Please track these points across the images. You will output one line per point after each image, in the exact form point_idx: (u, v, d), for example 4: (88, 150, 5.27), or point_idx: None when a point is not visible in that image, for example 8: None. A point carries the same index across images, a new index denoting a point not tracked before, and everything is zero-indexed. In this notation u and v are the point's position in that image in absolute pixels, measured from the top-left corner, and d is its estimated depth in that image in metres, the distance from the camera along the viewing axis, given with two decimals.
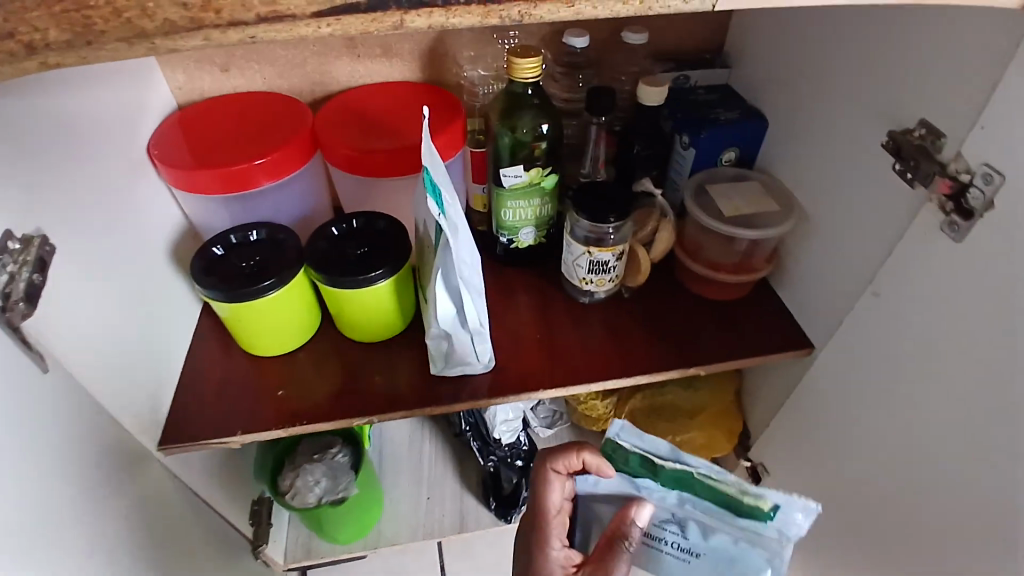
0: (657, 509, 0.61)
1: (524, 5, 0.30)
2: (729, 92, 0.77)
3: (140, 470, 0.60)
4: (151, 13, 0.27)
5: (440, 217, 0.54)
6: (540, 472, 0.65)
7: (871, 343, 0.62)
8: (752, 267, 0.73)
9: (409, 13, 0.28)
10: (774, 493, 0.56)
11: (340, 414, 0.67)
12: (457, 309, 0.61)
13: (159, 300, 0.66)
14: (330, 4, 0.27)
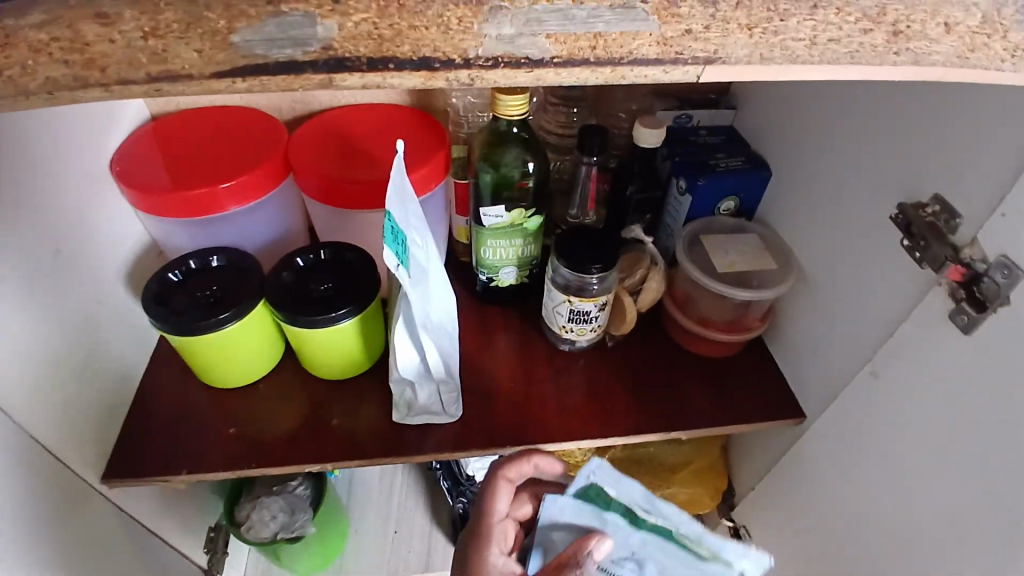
0: (617, 546, 0.54)
1: (474, 69, 0.26)
2: (733, 135, 0.74)
3: (82, 514, 0.55)
4: (32, 70, 0.24)
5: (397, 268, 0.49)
6: (488, 482, 0.59)
7: (868, 421, 0.57)
8: (744, 326, 0.68)
9: (335, 75, 0.25)
10: (735, 548, 0.53)
11: (295, 458, 0.61)
12: (420, 354, 0.59)
13: (113, 323, 0.62)
14: (231, 64, 0.25)
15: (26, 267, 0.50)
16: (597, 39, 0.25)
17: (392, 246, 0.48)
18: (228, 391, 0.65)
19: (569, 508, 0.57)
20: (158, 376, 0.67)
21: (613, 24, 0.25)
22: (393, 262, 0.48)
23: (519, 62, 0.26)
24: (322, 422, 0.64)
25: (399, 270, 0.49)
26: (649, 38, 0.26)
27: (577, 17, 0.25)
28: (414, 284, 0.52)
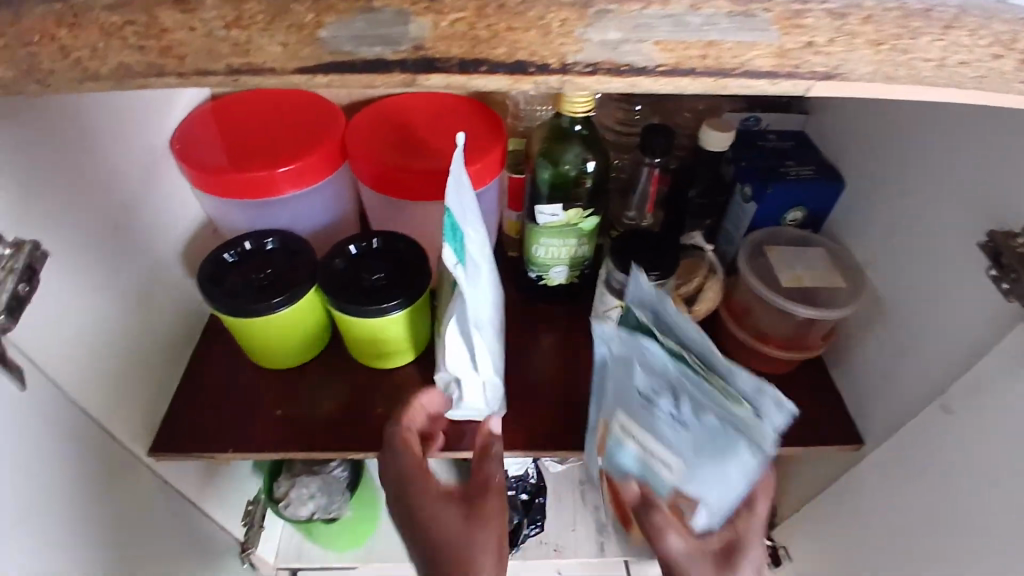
0: (650, 372, 0.51)
1: (563, 75, 0.26)
2: (804, 141, 0.70)
3: (128, 486, 0.56)
4: (103, 54, 0.25)
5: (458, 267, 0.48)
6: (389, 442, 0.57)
7: (935, 456, 0.54)
8: (803, 345, 0.66)
9: (418, 76, 0.26)
10: (744, 380, 0.44)
11: (338, 446, 0.61)
12: (471, 363, 0.55)
13: (166, 300, 0.63)
14: (316, 59, 0.25)
15: (83, 242, 0.51)
16: (709, 47, 0.25)
17: (451, 242, 0.47)
18: (275, 373, 0.66)
19: (615, 338, 0.53)
20: (208, 353, 0.68)
21: (728, 33, 0.25)
22: (452, 260, 0.47)
23: (619, 68, 0.26)
24: (366, 410, 0.64)
25: (459, 268, 0.48)
26: (766, 49, 0.25)
27: (691, 24, 0.25)
28: (472, 283, 0.51)
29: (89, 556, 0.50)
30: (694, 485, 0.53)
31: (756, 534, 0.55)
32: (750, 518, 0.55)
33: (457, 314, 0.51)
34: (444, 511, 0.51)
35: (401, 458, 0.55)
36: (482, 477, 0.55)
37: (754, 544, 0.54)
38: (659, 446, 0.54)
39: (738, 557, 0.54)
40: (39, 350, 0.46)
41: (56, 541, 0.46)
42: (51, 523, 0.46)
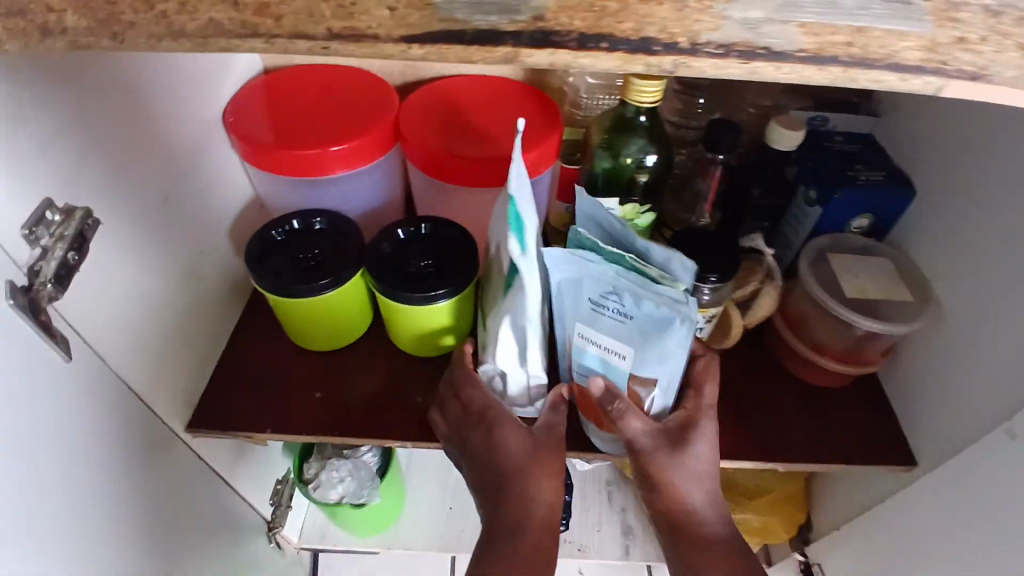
0: (595, 280, 0.50)
1: (683, 56, 0.25)
2: (872, 144, 0.67)
3: (166, 460, 0.56)
4: (192, 8, 0.25)
5: (521, 257, 0.46)
6: (450, 391, 0.58)
7: (1004, 484, 0.51)
8: (861, 360, 0.64)
9: (525, 48, 0.25)
10: (657, 251, 0.49)
11: (374, 433, 0.60)
12: (520, 359, 0.54)
13: (212, 274, 0.62)
14: (418, 23, 0.25)
15: (133, 212, 0.51)
16: (856, 33, 0.24)
17: (516, 234, 0.46)
18: (316, 356, 0.65)
19: (564, 258, 0.50)
20: (249, 330, 0.67)
21: (881, 20, 0.24)
22: (518, 252, 0.46)
23: (753, 51, 0.25)
24: (406, 399, 0.63)
25: (523, 260, 0.46)
26: (918, 41, 0.24)
27: (843, 7, 0.24)
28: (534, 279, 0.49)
29: (127, 527, 0.50)
30: (653, 372, 0.52)
31: (705, 409, 0.56)
32: (699, 398, 0.56)
33: (512, 312, 0.50)
34: (510, 445, 0.53)
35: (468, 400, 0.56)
36: (546, 420, 0.55)
37: (703, 418, 0.55)
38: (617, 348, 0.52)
39: (692, 433, 0.54)
40: (83, 320, 0.46)
41: (96, 511, 0.46)
42: (92, 494, 0.46)
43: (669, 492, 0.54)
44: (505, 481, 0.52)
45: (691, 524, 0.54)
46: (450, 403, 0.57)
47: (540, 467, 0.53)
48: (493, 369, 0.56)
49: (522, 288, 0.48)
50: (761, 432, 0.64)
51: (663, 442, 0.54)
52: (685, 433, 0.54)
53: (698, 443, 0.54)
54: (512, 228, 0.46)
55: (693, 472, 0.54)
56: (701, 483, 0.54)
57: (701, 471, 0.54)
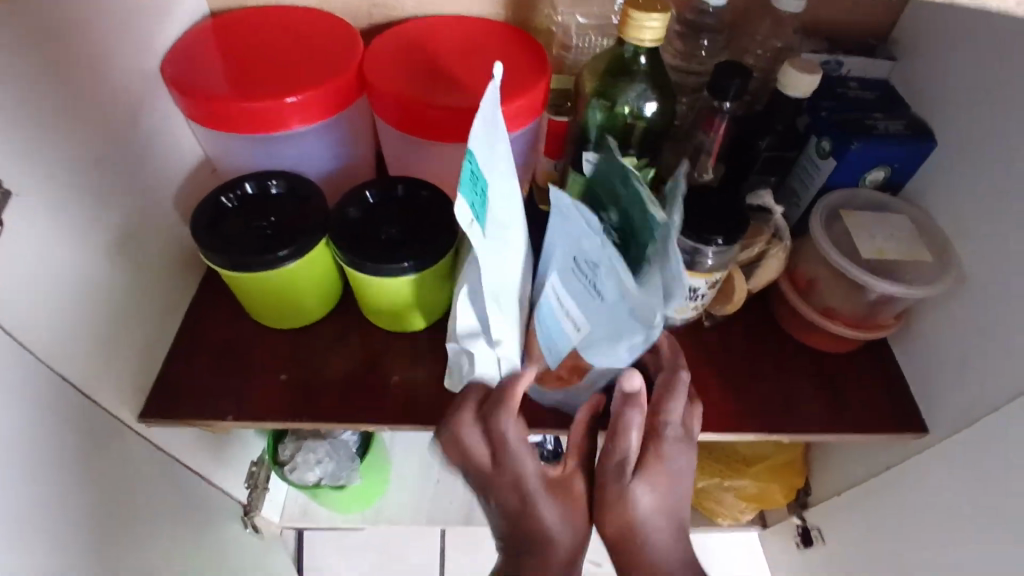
0: (590, 237, 0.44)
1: None
2: (888, 91, 0.61)
3: (116, 454, 0.51)
4: None
5: (472, 224, 0.39)
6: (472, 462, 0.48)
7: None
8: (872, 323, 0.60)
9: None
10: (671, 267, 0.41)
11: (347, 417, 0.55)
12: (486, 339, 0.49)
13: (159, 247, 0.56)
14: None
15: (60, 179, 0.44)
16: None
17: (468, 193, 0.39)
18: (283, 333, 0.59)
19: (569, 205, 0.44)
20: (207, 307, 0.61)
21: None
22: (469, 218, 0.39)
23: None
24: (381, 378, 0.58)
25: (472, 227, 0.39)
26: None
27: None
28: (490, 250, 0.42)
29: (74, 534, 0.45)
30: (587, 356, 0.49)
31: (666, 435, 0.48)
32: (657, 417, 0.49)
33: (470, 283, 0.47)
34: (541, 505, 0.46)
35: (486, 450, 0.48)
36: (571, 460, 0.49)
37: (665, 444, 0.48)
38: (566, 313, 0.49)
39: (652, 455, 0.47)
40: (0, 306, 0.39)
41: (33, 519, 0.41)
42: (27, 500, 0.41)
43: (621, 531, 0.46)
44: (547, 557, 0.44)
45: None
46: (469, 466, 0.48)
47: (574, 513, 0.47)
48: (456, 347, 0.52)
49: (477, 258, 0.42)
50: (766, 403, 0.60)
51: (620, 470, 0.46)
52: (648, 460, 0.47)
53: (658, 473, 0.46)
54: (466, 187, 0.38)
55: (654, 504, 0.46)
56: (662, 520, 0.46)
57: (664, 515, 0.46)
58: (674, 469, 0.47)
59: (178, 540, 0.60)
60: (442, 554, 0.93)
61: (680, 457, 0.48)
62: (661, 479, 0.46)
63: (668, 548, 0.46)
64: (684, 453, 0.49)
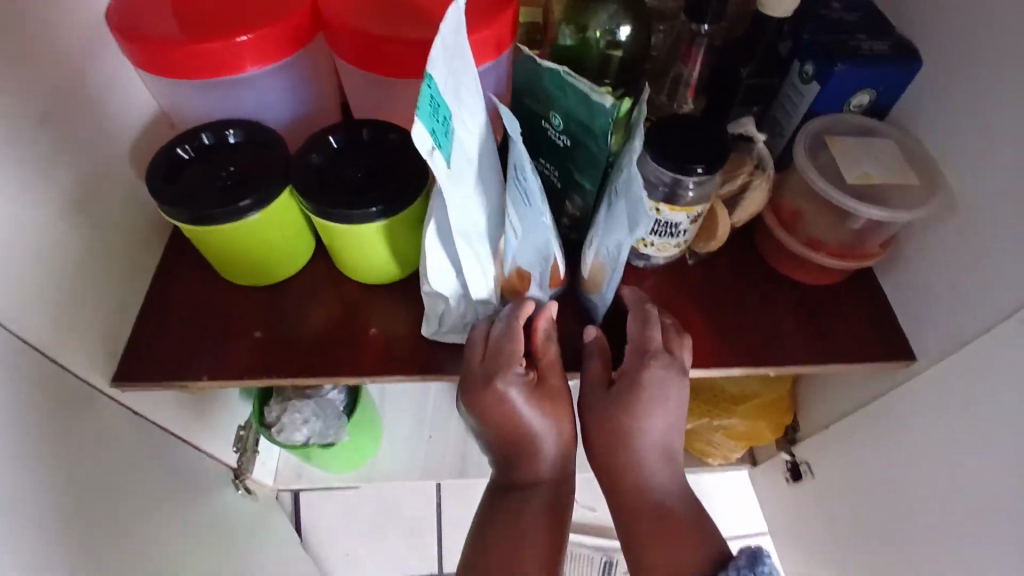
0: None
1: None
2: (873, 11, 0.59)
3: (92, 420, 0.50)
4: None
5: (433, 153, 0.37)
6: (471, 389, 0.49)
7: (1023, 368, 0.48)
8: (858, 253, 0.59)
9: None
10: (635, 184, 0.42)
11: (325, 369, 0.54)
12: (455, 270, 0.49)
13: (118, 208, 0.53)
14: None
15: (3, 136, 0.41)
16: None
17: (427, 119, 0.36)
18: (256, 291, 0.58)
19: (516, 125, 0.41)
20: (175, 268, 0.59)
21: None
22: (428, 145, 0.37)
23: None
24: (359, 330, 0.56)
25: (434, 155, 0.37)
26: None
27: None
28: (456, 181, 0.41)
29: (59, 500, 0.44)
30: (522, 263, 0.50)
31: (653, 367, 0.49)
32: (643, 350, 0.50)
33: (437, 219, 0.45)
34: (530, 421, 0.49)
35: (474, 378, 0.49)
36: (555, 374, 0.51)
37: (653, 375, 0.49)
38: (511, 228, 0.47)
39: (639, 389, 0.49)
40: None
41: (14, 489, 0.40)
42: (3, 473, 0.39)
43: (613, 462, 0.51)
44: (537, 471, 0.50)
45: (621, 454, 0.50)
46: (471, 390, 0.49)
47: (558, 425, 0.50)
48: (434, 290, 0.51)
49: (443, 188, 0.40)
50: (752, 338, 0.59)
51: (608, 404, 0.50)
52: (636, 397, 0.49)
53: (647, 403, 0.49)
54: (427, 115, 0.36)
55: (641, 428, 0.50)
56: (653, 448, 0.50)
57: (654, 446, 0.50)
58: (662, 399, 0.49)
59: (172, 503, 0.59)
60: (439, 506, 0.94)
61: (671, 391, 0.50)
62: (649, 411, 0.49)
63: (656, 474, 0.50)
64: (672, 381, 0.50)
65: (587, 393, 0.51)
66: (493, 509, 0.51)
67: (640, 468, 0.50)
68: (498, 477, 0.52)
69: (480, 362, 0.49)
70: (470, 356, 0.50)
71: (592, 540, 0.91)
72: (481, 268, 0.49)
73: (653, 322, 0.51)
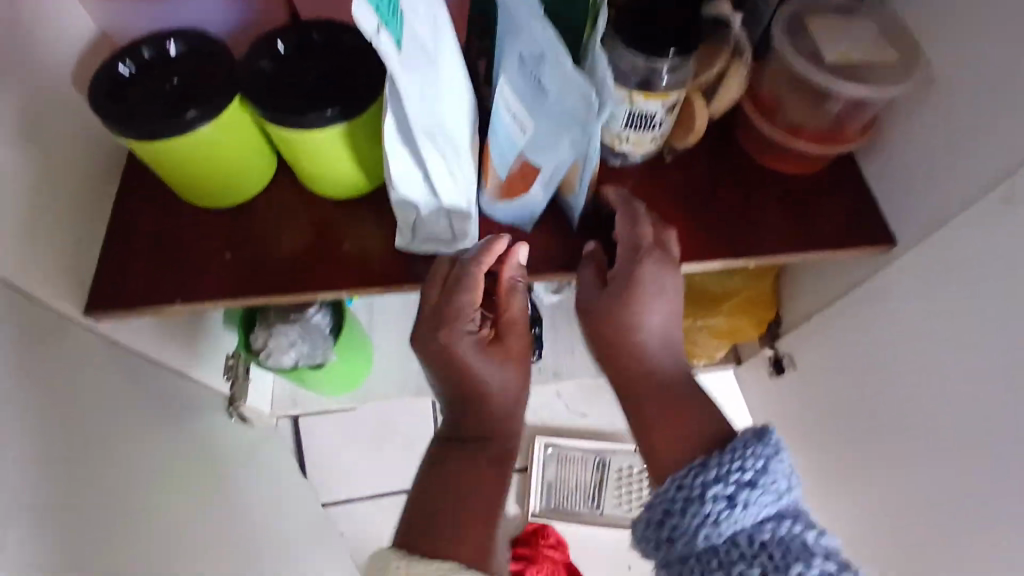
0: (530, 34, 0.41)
1: None
2: None
3: (73, 353, 0.49)
4: None
5: (381, 33, 0.36)
6: (425, 323, 0.50)
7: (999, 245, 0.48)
8: (838, 141, 0.57)
9: None
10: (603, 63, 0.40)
11: (300, 287, 0.53)
12: (424, 178, 0.47)
13: (66, 136, 0.51)
14: None
15: None
16: None
17: None
18: (223, 215, 0.56)
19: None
20: (135, 195, 0.57)
21: None
22: (374, 23, 0.35)
23: None
24: (332, 248, 0.55)
25: (382, 36, 0.36)
26: None
27: None
28: (413, 69, 0.39)
29: (58, 422, 0.45)
30: (534, 159, 0.47)
31: (649, 259, 0.49)
32: (636, 240, 0.50)
33: (399, 119, 0.43)
34: (481, 365, 0.48)
35: (428, 314, 0.50)
36: (512, 325, 0.51)
37: (648, 264, 0.49)
38: (506, 111, 0.46)
39: (635, 287, 0.49)
40: None
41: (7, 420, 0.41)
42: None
43: (616, 360, 0.50)
44: (487, 422, 0.49)
45: (623, 349, 0.49)
46: (424, 327, 0.50)
47: (510, 380, 0.50)
48: (405, 198, 0.49)
49: (397, 77, 0.38)
50: (732, 232, 0.59)
51: (606, 301, 0.49)
52: (634, 287, 0.49)
53: (643, 296, 0.49)
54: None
55: (639, 323, 0.49)
56: (654, 342, 0.49)
57: (654, 342, 0.49)
58: (658, 290, 0.49)
59: (171, 430, 0.60)
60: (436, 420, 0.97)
61: (668, 281, 0.49)
62: (647, 301, 0.49)
63: (661, 370, 0.49)
64: (667, 273, 0.49)
65: (585, 299, 0.51)
66: (438, 460, 0.48)
67: (645, 366, 0.49)
68: (446, 429, 0.50)
69: (432, 305, 0.50)
70: (428, 295, 0.51)
71: (583, 443, 0.95)
72: (451, 172, 0.47)
73: (641, 218, 0.51)
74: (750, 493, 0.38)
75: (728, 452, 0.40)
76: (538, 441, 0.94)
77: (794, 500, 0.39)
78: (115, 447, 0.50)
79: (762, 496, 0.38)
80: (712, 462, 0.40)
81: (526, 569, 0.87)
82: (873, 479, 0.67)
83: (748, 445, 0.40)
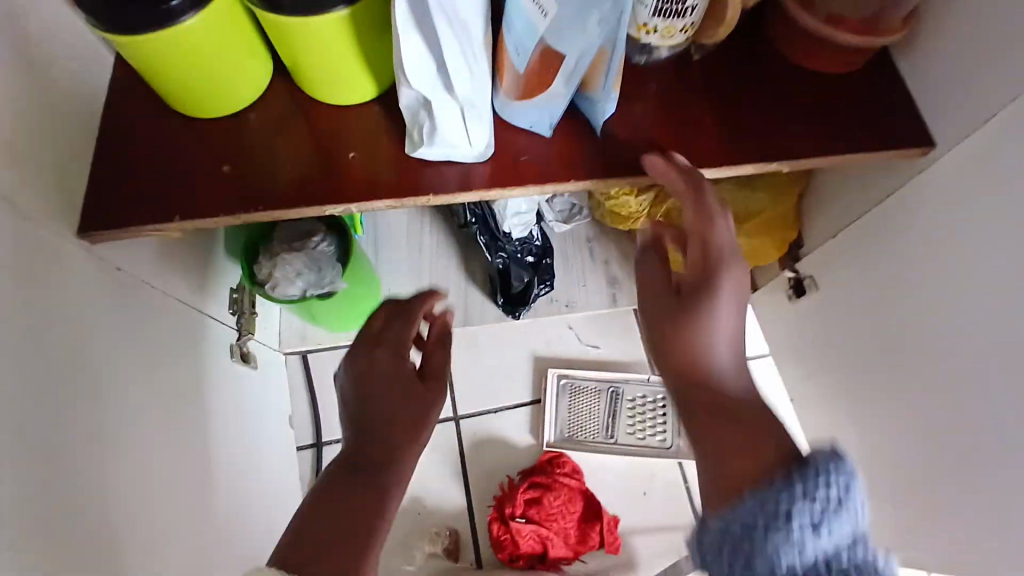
0: None
1: None
2: None
3: (79, 275, 0.47)
4: None
5: None
6: (355, 355, 0.50)
7: None
8: (879, 33, 0.53)
9: None
10: None
11: (306, 201, 0.50)
12: (438, 68, 0.44)
13: (54, 39, 0.47)
14: None
15: None
16: None
17: None
18: (223, 127, 0.53)
19: None
20: (128, 107, 0.54)
21: None
22: None
23: None
24: (338, 158, 0.52)
25: None
26: None
27: None
28: None
29: (63, 337, 0.43)
30: (558, 44, 0.44)
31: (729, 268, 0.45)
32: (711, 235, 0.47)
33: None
34: (394, 402, 0.48)
35: (363, 341, 0.51)
36: (435, 366, 0.51)
37: (730, 273, 0.45)
38: None
39: (706, 295, 0.45)
40: None
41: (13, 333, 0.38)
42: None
43: (677, 371, 0.45)
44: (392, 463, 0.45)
45: (693, 367, 0.45)
46: (356, 353, 0.50)
47: (419, 423, 0.48)
48: (418, 92, 0.45)
49: None
50: (762, 134, 0.55)
51: (676, 309, 0.46)
52: (704, 296, 0.45)
53: (714, 307, 0.45)
54: None
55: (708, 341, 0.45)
56: (725, 352, 0.45)
57: (723, 351, 0.45)
58: (728, 292, 0.45)
59: (177, 360, 0.58)
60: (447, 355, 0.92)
61: (739, 284, 0.46)
62: (719, 306, 0.45)
63: (731, 384, 0.44)
64: (738, 278, 0.46)
65: (651, 304, 0.48)
66: (331, 491, 0.43)
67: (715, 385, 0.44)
68: (351, 454, 0.45)
69: (370, 337, 0.51)
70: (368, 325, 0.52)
71: (598, 373, 0.92)
72: (467, 61, 0.43)
73: (727, 229, 0.47)
74: (836, 523, 0.35)
75: (814, 470, 0.36)
76: (550, 373, 0.92)
77: (866, 522, 0.37)
78: (115, 364, 0.48)
79: (845, 524, 0.35)
80: (796, 477, 0.36)
81: (543, 497, 0.84)
82: (903, 393, 0.65)
83: (825, 470, 0.35)
